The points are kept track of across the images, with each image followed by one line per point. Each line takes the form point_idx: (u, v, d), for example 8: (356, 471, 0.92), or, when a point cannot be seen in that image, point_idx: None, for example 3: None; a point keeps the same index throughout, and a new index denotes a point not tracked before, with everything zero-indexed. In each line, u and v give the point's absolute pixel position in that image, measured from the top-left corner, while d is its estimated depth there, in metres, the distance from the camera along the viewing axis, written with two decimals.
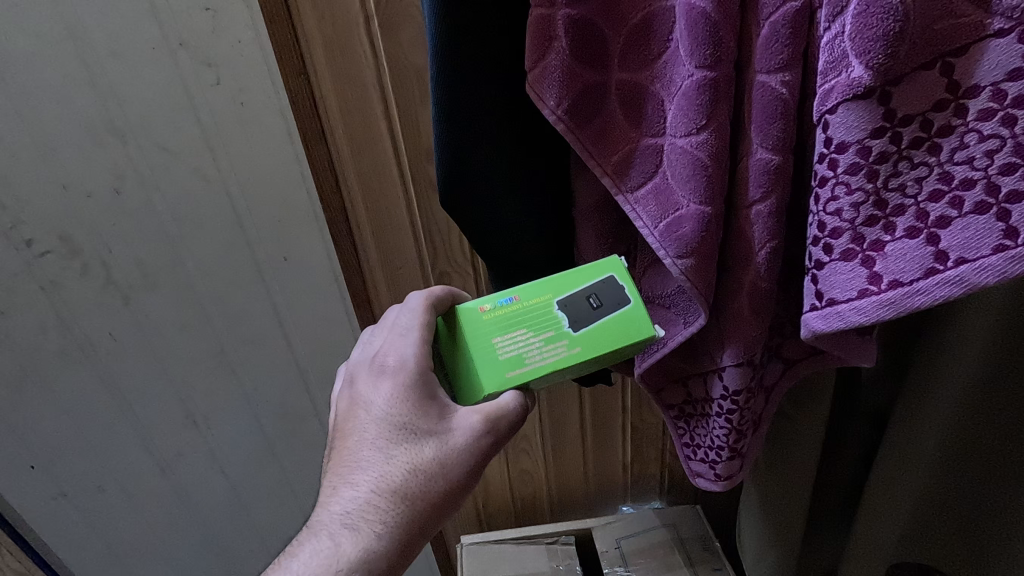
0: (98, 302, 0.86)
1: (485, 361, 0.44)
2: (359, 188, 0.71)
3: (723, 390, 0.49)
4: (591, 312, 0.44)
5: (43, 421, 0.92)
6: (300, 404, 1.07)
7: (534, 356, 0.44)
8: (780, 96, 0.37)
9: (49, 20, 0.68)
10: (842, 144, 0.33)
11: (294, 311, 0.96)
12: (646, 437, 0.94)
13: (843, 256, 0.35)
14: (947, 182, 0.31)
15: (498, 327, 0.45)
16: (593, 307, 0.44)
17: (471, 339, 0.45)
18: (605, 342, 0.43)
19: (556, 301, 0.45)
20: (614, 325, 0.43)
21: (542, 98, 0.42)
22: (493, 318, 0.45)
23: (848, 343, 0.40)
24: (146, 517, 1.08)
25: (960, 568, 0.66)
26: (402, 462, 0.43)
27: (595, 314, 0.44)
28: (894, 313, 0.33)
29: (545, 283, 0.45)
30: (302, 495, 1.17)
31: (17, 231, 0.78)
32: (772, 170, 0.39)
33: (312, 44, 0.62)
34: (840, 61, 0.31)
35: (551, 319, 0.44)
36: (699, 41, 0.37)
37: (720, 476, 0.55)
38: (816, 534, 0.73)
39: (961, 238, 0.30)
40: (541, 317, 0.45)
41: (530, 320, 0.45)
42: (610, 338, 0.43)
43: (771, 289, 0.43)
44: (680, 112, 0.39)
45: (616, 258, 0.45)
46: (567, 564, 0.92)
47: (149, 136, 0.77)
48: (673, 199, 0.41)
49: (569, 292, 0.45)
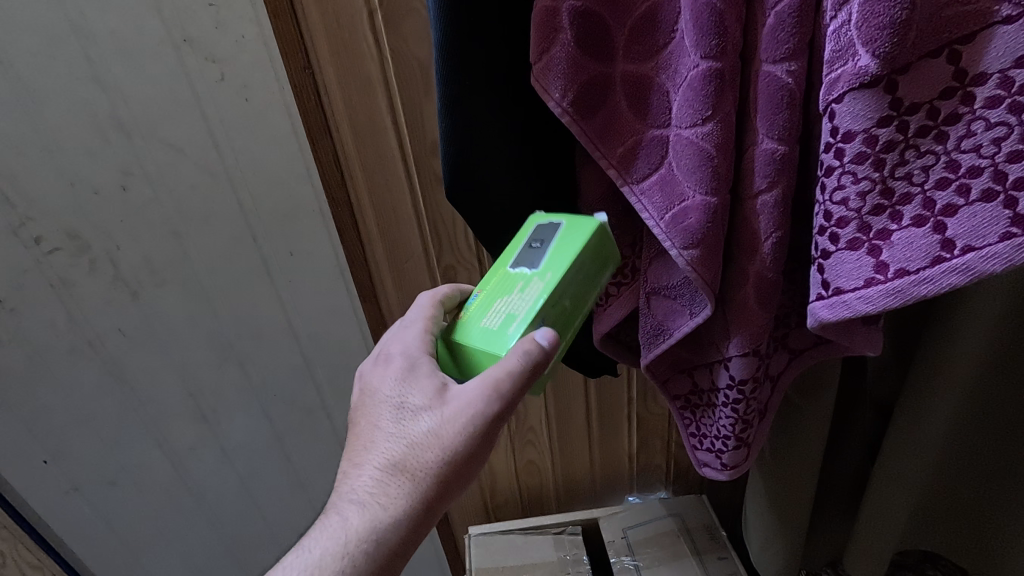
0: (107, 298, 0.87)
1: (481, 337, 0.45)
2: (364, 182, 0.72)
3: (728, 380, 0.49)
4: (536, 250, 0.46)
5: (55, 416, 0.93)
6: (308, 398, 1.08)
7: (519, 306, 0.44)
8: (786, 85, 0.37)
9: (54, 18, 0.68)
10: (848, 133, 0.33)
11: (302, 306, 0.97)
12: (652, 428, 0.95)
13: (849, 246, 0.35)
14: (954, 170, 0.31)
15: (481, 314, 0.47)
16: (539, 246, 0.45)
17: (460, 332, 0.47)
18: (563, 258, 0.43)
19: (507, 267, 0.47)
20: (560, 239, 0.44)
21: (547, 90, 0.42)
22: (474, 311, 0.48)
23: (854, 332, 0.40)
24: (157, 510, 1.09)
25: (967, 549, 0.67)
26: (401, 440, 0.43)
27: (542, 247, 0.45)
28: (900, 301, 0.33)
29: (494, 267, 0.48)
30: (311, 487, 1.19)
31: (26, 229, 0.78)
32: (778, 160, 0.39)
33: (317, 39, 0.63)
34: (846, 50, 0.32)
35: (514, 279, 0.46)
36: (704, 31, 0.37)
37: (727, 465, 0.55)
38: (822, 522, 0.74)
39: (968, 226, 0.30)
40: (506, 284, 0.46)
41: (500, 291, 0.46)
42: (566, 251, 0.43)
43: (777, 280, 0.43)
44: (685, 103, 0.39)
45: (534, 212, 0.48)
46: (574, 554, 0.93)
47: (155, 132, 0.77)
48: (679, 190, 0.41)
49: (516, 255, 0.47)
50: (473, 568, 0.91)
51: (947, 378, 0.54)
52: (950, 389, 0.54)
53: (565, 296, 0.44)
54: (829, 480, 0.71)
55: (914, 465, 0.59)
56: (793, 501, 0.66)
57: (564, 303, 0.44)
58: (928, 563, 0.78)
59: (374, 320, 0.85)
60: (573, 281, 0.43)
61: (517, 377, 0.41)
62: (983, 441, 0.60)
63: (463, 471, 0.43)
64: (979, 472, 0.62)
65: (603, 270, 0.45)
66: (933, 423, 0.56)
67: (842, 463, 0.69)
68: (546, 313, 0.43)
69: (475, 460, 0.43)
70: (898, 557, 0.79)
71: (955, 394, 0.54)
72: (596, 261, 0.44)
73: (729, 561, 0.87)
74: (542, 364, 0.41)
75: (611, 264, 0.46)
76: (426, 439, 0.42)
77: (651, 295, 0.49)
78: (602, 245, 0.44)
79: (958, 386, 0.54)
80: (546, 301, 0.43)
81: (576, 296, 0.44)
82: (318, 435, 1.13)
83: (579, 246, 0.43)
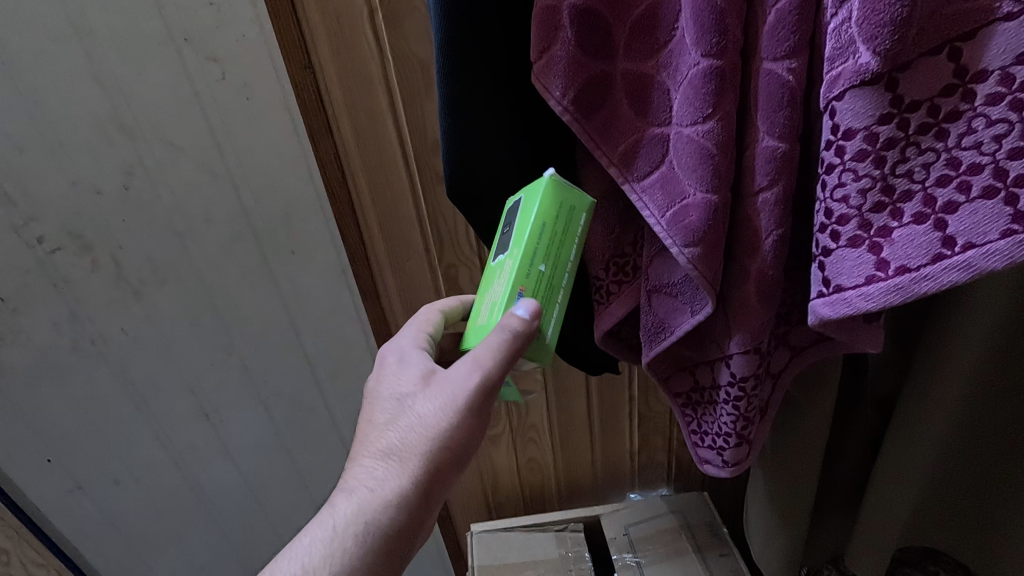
0: (109, 297, 0.87)
1: (480, 324, 0.50)
2: (365, 180, 0.72)
3: (730, 377, 0.49)
4: (505, 234, 0.49)
5: (59, 415, 0.94)
6: (310, 396, 1.08)
7: (500, 289, 0.48)
8: (786, 83, 0.37)
9: (55, 17, 0.68)
10: (849, 130, 0.33)
11: (303, 304, 0.97)
12: (653, 425, 0.95)
13: (850, 243, 0.35)
14: (954, 168, 0.31)
15: (482, 304, 0.51)
16: (506, 229, 0.49)
17: (470, 325, 0.52)
18: (520, 234, 0.46)
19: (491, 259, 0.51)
20: (518, 216, 0.47)
21: (548, 88, 0.42)
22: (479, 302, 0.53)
23: (855, 329, 0.40)
24: (160, 508, 1.10)
25: (966, 546, 0.67)
26: (403, 426, 0.48)
27: (507, 231, 0.48)
28: (901, 299, 0.33)
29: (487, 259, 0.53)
30: (313, 484, 1.19)
31: (28, 228, 0.79)
32: (778, 157, 0.39)
33: (318, 38, 0.63)
34: (847, 48, 0.32)
35: (497, 264, 0.50)
36: (705, 29, 0.37)
37: (728, 462, 0.55)
38: (823, 519, 0.74)
39: (969, 223, 0.30)
40: (494, 272, 0.51)
41: (491, 279, 0.51)
42: (520, 226, 0.46)
43: (778, 277, 0.43)
44: (686, 101, 0.39)
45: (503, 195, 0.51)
46: (575, 551, 0.93)
47: (156, 131, 0.77)
48: (680, 188, 0.41)
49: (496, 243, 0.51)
50: (475, 565, 0.91)
51: (948, 375, 0.54)
52: (951, 385, 0.54)
53: (538, 264, 0.46)
54: (831, 477, 0.71)
55: (914, 461, 0.59)
56: (795, 498, 0.66)
57: (541, 270, 0.47)
58: (930, 560, 0.78)
59: (375, 318, 0.86)
60: (541, 249, 0.46)
61: (503, 349, 0.45)
62: (983, 438, 0.61)
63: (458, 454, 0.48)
64: (978, 470, 0.63)
65: (573, 223, 0.46)
66: (934, 419, 0.56)
67: (843, 460, 0.69)
68: (522, 285, 0.46)
69: (468, 443, 0.49)
70: (898, 553, 0.79)
71: (956, 390, 0.54)
72: (558, 219, 0.46)
73: (731, 557, 0.87)
74: (524, 332, 0.45)
75: (582, 213, 0.47)
76: (424, 423, 0.48)
77: (653, 292, 0.49)
78: (559, 203, 0.45)
79: (960, 382, 0.54)
80: (517, 277, 0.46)
81: (550, 258, 0.47)
82: (320, 433, 1.14)
83: (531, 217, 0.45)
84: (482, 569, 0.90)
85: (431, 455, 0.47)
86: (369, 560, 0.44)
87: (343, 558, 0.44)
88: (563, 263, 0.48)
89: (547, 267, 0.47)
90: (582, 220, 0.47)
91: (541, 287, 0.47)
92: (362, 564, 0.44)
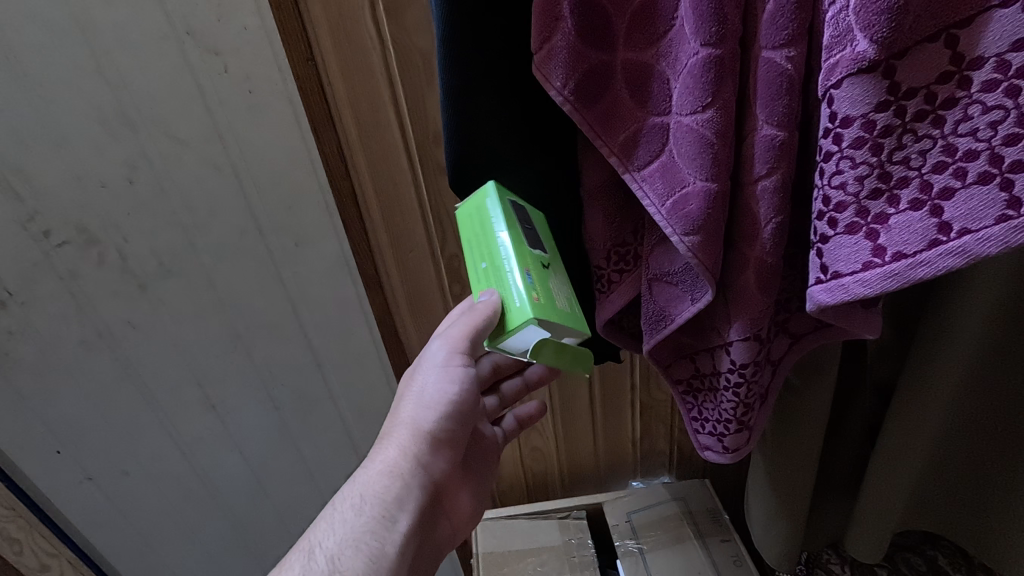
0: (115, 290, 0.88)
1: None
2: (367, 171, 0.72)
3: (730, 364, 0.50)
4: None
5: (67, 406, 0.93)
6: (314, 386, 1.11)
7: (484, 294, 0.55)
8: (785, 71, 0.37)
9: (56, 11, 0.68)
10: (846, 118, 0.33)
11: (305, 294, 1.00)
12: (655, 413, 0.96)
13: (848, 230, 0.35)
14: (950, 154, 0.31)
15: None
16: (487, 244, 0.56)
17: None
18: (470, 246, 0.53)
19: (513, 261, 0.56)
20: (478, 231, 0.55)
21: (548, 78, 0.42)
22: None
23: (853, 316, 0.41)
24: (169, 500, 1.10)
25: (965, 531, 0.68)
26: (391, 419, 0.60)
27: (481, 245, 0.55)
28: (898, 284, 0.33)
29: None
30: (318, 472, 1.23)
31: (35, 222, 0.79)
32: (778, 146, 0.39)
33: (318, 30, 0.63)
34: (845, 36, 0.32)
35: None
36: (705, 19, 0.37)
37: (728, 449, 0.56)
38: (823, 505, 0.75)
39: (965, 209, 0.31)
40: None
41: None
42: (468, 240, 0.53)
43: (777, 264, 0.44)
44: (685, 91, 0.39)
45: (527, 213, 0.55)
46: (578, 538, 0.94)
47: (160, 126, 0.78)
48: (680, 176, 0.41)
49: None
50: (480, 552, 0.92)
51: (945, 359, 0.54)
52: (948, 372, 0.54)
53: (484, 262, 0.52)
54: (831, 463, 0.72)
55: (912, 447, 0.60)
56: (794, 484, 0.67)
57: (486, 267, 0.52)
58: (929, 544, 0.78)
59: (379, 309, 0.87)
60: (479, 251, 0.52)
61: (472, 329, 0.52)
62: (982, 423, 0.61)
63: (436, 434, 0.58)
64: (977, 454, 0.63)
65: (487, 212, 0.49)
66: (931, 405, 0.57)
67: (843, 447, 0.70)
68: (481, 289, 0.52)
69: (443, 421, 0.58)
70: (900, 539, 0.80)
71: (954, 375, 0.55)
72: (473, 223, 0.51)
73: (732, 543, 0.88)
74: (487, 308, 0.49)
75: (490, 198, 0.48)
76: (405, 411, 0.59)
77: (653, 281, 0.50)
78: (470, 210, 0.51)
79: (958, 366, 0.54)
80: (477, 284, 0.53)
81: (487, 254, 0.51)
82: (325, 421, 1.17)
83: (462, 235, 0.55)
84: (487, 557, 0.91)
85: (411, 435, 0.57)
86: (368, 527, 0.53)
87: (346, 528, 0.53)
88: (499, 248, 0.49)
89: (489, 261, 0.51)
90: (491, 204, 0.48)
91: (493, 278, 0.51)
92: (360, 531, 0.53)
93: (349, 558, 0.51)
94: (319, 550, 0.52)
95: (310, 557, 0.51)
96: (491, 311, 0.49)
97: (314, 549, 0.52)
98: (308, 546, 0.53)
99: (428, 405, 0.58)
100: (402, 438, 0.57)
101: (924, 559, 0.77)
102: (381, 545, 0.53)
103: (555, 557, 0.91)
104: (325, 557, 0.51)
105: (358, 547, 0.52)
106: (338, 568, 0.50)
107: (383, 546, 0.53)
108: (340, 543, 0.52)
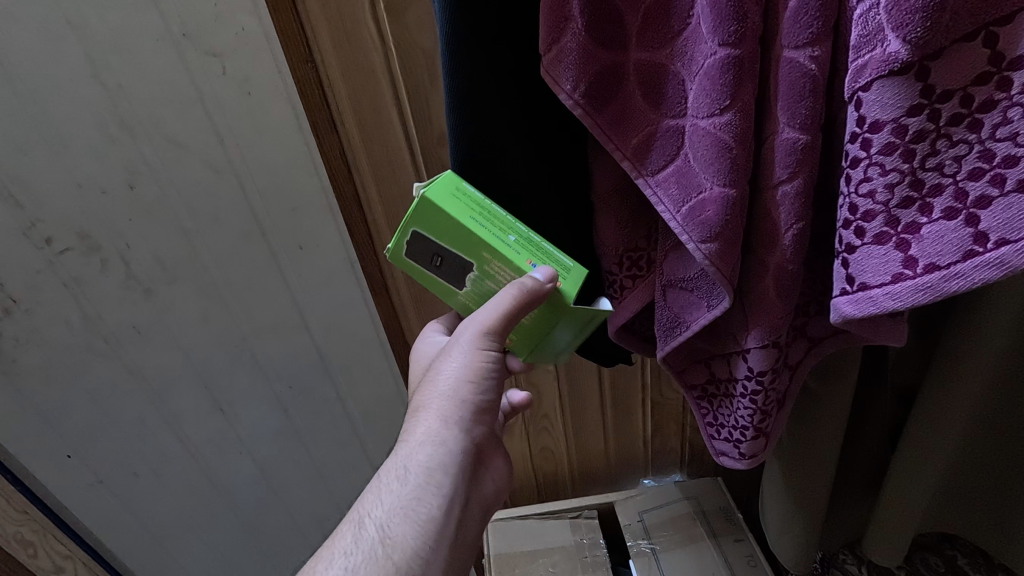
0: (120, 296, 0.86)
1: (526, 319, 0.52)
2: (371, 175, 0.71)
3: (747, 371, 0.48)
4: (448, 253, 0.47)
5: (75, 413, 0.92)
6: (322, 387, 1.13)
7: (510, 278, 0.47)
8: (809, 73, 0.35)
9: (48, 13, 0.66)
10: (876, 122, 0.31)
11: (310, 297, 1.01)
12: (667, 411, 0.95)
13: (876, 240, 0.34)
14: (988, 160, 0.29)
15: None
16: (439, 257, 0.47)
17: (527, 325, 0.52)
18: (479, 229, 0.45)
19: (473, 268, 0.48)
20: (449, 241, 0.46)
21: (558, 81, 0.40)
22: None
23: (877, 325, 0.39)
24: (180, 503, 1.10)
25: (989, 535, 0.67)
26: (425, 390, 0.53)
27: (445, 254, 0.47)
28: (931, 297, 0.32)
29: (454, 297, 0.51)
30: (327, 471, 1.25)
31: (37, 230, 0.77)
32: (800, 150, 0.37)
33: (318, 30, 0.61)
34: (874, 35, 0.30)
35: (480, 281, 0.49)
36: (722, 17, 0.35)
37: (745, 455, 0.54)
38: (841, 507, 0.74)
39: (1003, 218, 0.29)
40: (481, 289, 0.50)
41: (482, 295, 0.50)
42: (473, 224, 0.45)
43: (797, 271, 0.42)
44: (703, 92, 0.37)
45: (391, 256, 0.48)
46: (590, 538, 0.94)
47: (160, 129, 0.77)
48: (696, 181, 0.40)
49: (442, 281, 0.49)
50: (492, 553, 0.92)
51: (970, 369, 0.53)
52: (972, 379, 0.53)
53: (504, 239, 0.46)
54: (850, 463, 0.70)
55: (933, 454, 0.58)
56: (811, 488, 0.65)
57: (515, 241, 0.47)
58: (947, 543, 0.78)
59: (385, 314, 0.85)
60: (497, 230, 0.46)
61: (514, 307, 0.46)
62: (1004, 427, 0.60)
63: (478, 402, 0.53)
64: (997, 459, 0.62)
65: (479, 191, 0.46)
66: (954, 412, 0.55)
67: (862, 449, 0.69)
68: (529, 260, 0.47)
69: (483, 390, 0.53)
70: (918, 540, 0.79)
71: (978, 382, 0.53)
72: (470, 205, 0.45)
73: (745, 543, 0.88)
74: (530, 292, 0.46)
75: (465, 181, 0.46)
76: (443, 382, 0.53)
77: (668, 287, 0.48)
78: (455, 197, 0.45)
79: (981, 373, 0.53)
80: (519, 261, 0.46)
81: (510, 225, 0.47)
82: (333, 419, 1.18)
83: (471, 227, 0.45)
84: (499, 558, 0.91)
85: (451, 404, 0.52)
86: (413, 495, 0.50)
87: (392, 498, 0.50)
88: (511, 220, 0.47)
89: (518, 232, 0.47)
90: (471, 187, 0.46)
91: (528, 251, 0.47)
92: (407, 499, 0.49)
93: (399, 525, 0.49)
94: (369, 519, 0.49)
95: (359, 526, 0.49)
96: (552, 288, 0.47)
97: (364, 518, 0.49)
98: (357, 516, 0.50)
99: (466, 377, 0.52)
100: (440, 409, 0.52)
101: (943, 558, 0.77)
102: (428, 510, 0.50)
103: (566, 558, 0.91)
104: (375, 525, 0.49)
105: (406, 515, 0.49)
106: (389, 534, 0.48)
107: (431, 511, 0.50)
108: (387, 512, 0.49)
